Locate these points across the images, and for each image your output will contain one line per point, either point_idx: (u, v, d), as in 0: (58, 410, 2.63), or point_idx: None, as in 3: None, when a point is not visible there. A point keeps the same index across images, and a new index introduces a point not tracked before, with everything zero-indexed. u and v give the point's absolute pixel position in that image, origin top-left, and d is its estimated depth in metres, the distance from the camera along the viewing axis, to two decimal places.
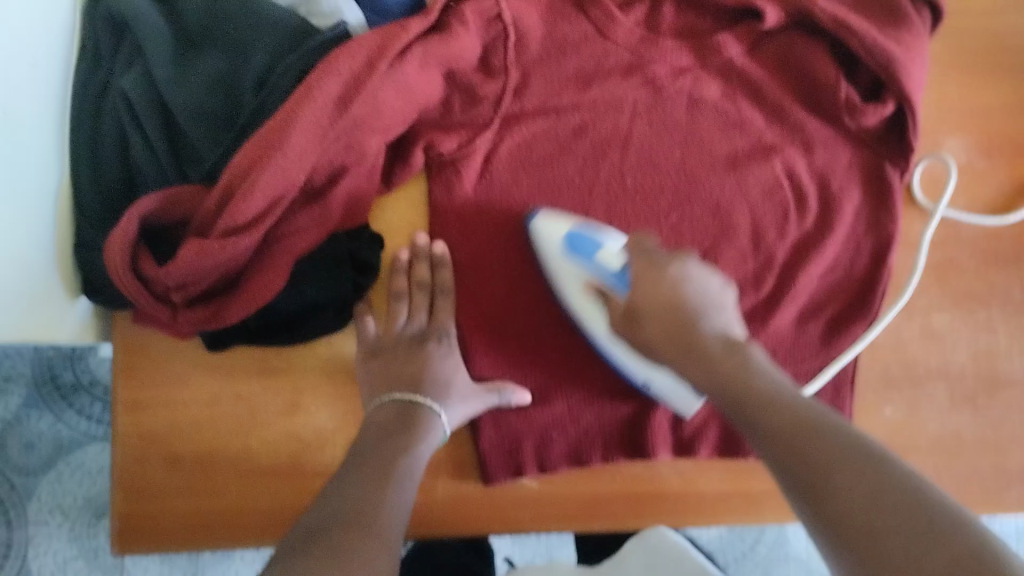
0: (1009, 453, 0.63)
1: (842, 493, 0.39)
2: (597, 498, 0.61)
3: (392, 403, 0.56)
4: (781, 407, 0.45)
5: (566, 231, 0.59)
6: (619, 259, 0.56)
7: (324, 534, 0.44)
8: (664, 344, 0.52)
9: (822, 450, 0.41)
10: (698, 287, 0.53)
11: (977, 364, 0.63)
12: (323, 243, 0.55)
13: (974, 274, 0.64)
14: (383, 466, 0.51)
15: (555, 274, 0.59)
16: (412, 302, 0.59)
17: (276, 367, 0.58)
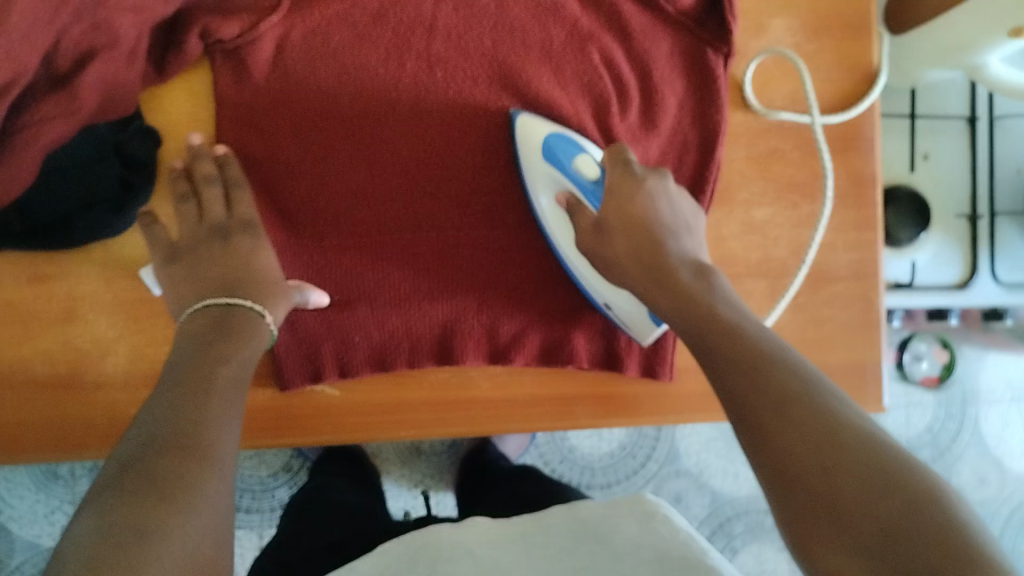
0: (831, 349, 0.62)
1: (795, 424, 0.35)
2: (405, 404, 0.60)
3: (206, 311, 0.49)
4: (740, 335, 0.41)
5: (546, 134, 0.57)
6: (594, 169, 0.56)
7: (149, 467, 0.37)
8: (631, 262, 0.51)
9: (774, 375, 0.37)
10: (670, 205, 0.53)
11: (800, 259, 0.62)
12: (80, 134, 0.51)
13: (800, 163, 0.62)
14: (203, 373, 0.43)
15: (530, 179, 0.58)
16: (205, 202, 0.55)
17: (45, 273, 0.55)
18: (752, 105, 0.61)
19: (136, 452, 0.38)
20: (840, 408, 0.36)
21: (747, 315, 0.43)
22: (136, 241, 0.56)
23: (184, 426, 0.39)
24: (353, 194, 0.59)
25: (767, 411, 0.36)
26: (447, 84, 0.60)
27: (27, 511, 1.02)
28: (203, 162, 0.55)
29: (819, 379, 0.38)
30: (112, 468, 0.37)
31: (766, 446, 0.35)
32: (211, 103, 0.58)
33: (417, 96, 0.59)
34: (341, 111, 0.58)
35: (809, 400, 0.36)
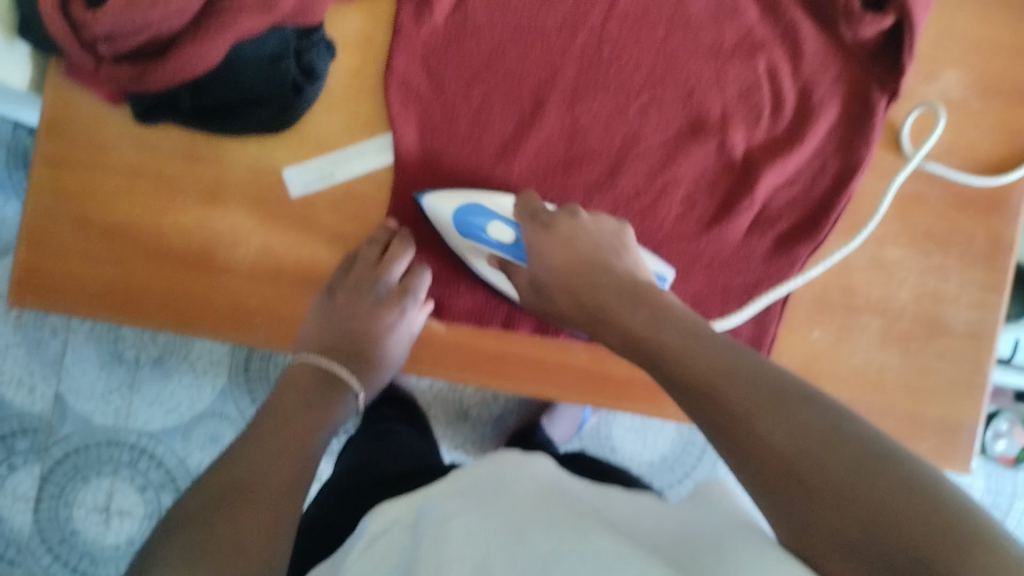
0: (929, 403, 0.62)
1: (765, 441, 0.36)
2: (504, 356, 0.61)
3: (312, 368, 0.59)
4: (690, 360, 0.42)
5: (456, 211, 0.57)
6: (507, 231, 0.57)
7: (218, 515, 0.44)
8: (579, 312, 0.53)
9: (734, 397, 0.38)
10: (592, 236, 0.55)
11: (918, 307, 0.62)
12: (269, 31, 0.53)
13: (938, 214, 0.62)
14: (276, 437, 0.53)
15: (460, 250, 0.59)
16: (378, 277, 0.59)
17: (203, 155, 0.57)
18: (904, 150, 0.61)
19: (223, 498, 0.45)
20: (808, 406, 0.36)
21: (688, 330, 0.45)
22: (290, 144, 0.58)
23: (264, 475, 0.48)
24: (493, 145, 0.60)
25: (744, 429, 0.37)
26: (611, 61, 0.61)
27: (86, 386, 0.99)
28: (396, 265, 0.59)
29: (780, 379, 0.39)
30: (194, 512, 0.44)
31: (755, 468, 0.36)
32: (388, 30, 0.59)
33: (580, 67, 0.61)
34: (503, 66, 0.60)
35: (769, 412, 0.37)
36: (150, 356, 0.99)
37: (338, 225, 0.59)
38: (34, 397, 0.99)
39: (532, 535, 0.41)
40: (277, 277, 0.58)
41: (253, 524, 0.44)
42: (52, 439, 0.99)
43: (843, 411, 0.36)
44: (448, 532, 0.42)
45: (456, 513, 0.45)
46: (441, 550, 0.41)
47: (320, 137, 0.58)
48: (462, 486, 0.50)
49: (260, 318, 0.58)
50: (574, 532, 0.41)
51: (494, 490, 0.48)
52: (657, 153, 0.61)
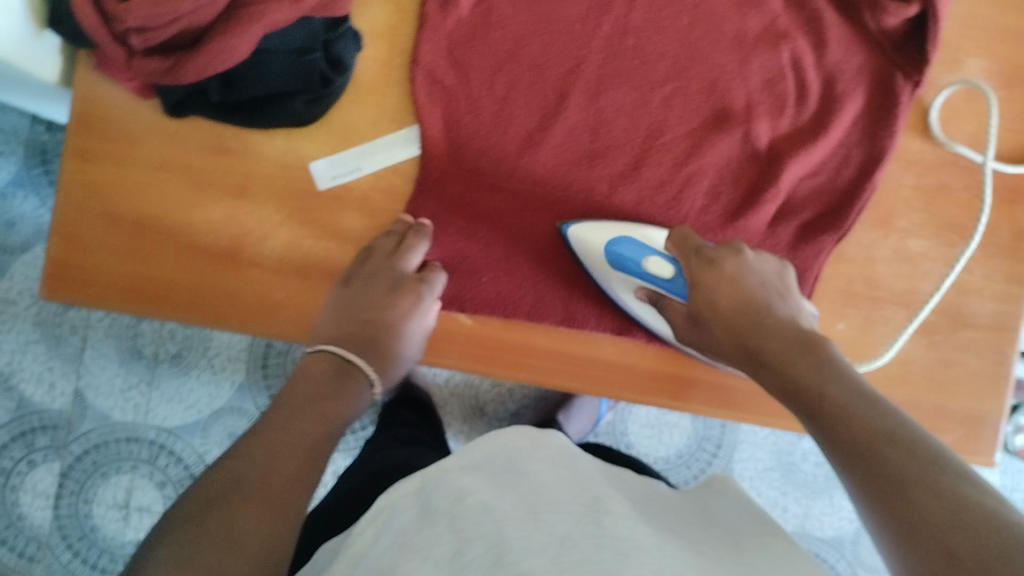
0: (955, 395, 0.62)
1: (924, 507, 0.34)
2: (527, 348, 0.61)
3: (331, 357, 0.55)
4: (861, 417, 0.40)
5: (609, 244, 0.57)
6: (668, 267, 0.56)
7: (223, 503, 0.41)
8: (732, 349, 0.51)
9: (900, 461, 0.36)
10: (757, 278, 0.53)
11: (944, 298, 0.62)
12: (297, 25, 0.53)
13: (964, 204, 0.61)
14: (285, 425, 0.49)
15: (608, 280, 0.59)
16: (393, 266, 0.57)
17: (231, 148, 0.57)
18: (935, 134, 0.61)
19: (231, 486, 0.43)
20: (967, 489, 0.34)
21: (865, 391, 0.42)
22: (316, 136, 0.58)
23: (264, 471, 0.44)
24: (517, 136, 0.60)
25: (879, 480, 0.36)
26: (635, 52, 0.61)
27: (105, 383, 0.99)
28: (411, 256, 0.57)
29: (950, 459, 0.36)
30: (202, 499, 0.42)
31: (874, 485, 0.36)
32: (413, 22, 0.60)
33: (604, 57, 0.61)
34: (527, 57, 0.60)
35: (928, 477, 0.35)
36: (169, 352, 1.00)
37: (364, 218, 0.59)
38: (53, 393, 0.99)
39: (549, 516, 0.41)
40: (304, 269, 0.58)
41: (247, 526, 0.40)
42: (71, 435, 0.98)
43: (998, 495, 0.34)
44: (466, 515, 0.42)
45: (472, 493, 0.45)
46: (458, 531, 0.41)
47: (346, 130, 0.58)
48: (473, 456, 0.50)
49: (286, 311, 0.58)
50: (591, 515, 0.42)
51: (514, 466, 0.48)
52: (680, 144, 0.61)
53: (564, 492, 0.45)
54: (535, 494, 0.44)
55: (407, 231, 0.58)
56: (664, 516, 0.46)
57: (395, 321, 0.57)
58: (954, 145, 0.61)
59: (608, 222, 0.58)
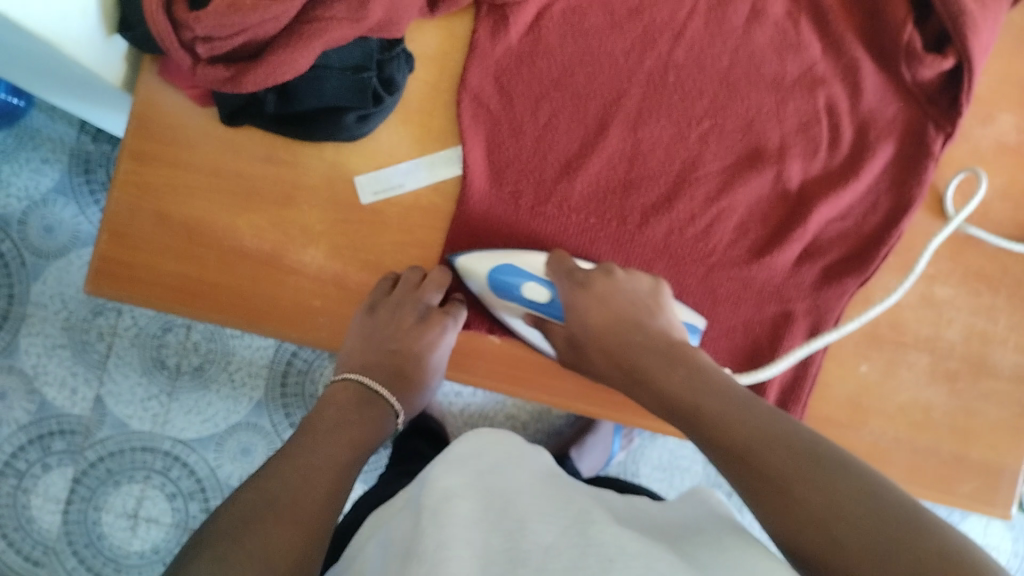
0: (975, 443, 0.62)
1: (809, 515, 0.36)
2: (551, 370, 0.61)
3: (355, 385, 0.61)
4: (728, 422, 0.42)
5: (489, 272, 0.59)
6: (545, 292, 0.58)
7: (259, 523, 0.44)
8: (613, 367, 0.54)
9: (779, 467, 0.38)
10: (629, 293, 0.56)
11: (967, 346, 0.62)
12: (354, 43, 0.56)
13: (990, 254, 0.63)
14: (315, 450, 0.52)
15: (495, 309, 0.61)
16: (417, 301, 0.60)
17: (280, 157, 0.59)
18: (949, 215, 0.62)
19: (263, 507, 0.45)
20: (839, 476, 0.37)
21: (730, 393, 0.44)
22: (361, 151, 0.60)
23: (296, 493, 0.47)
24: (555, 163, 0.62)
25: (770, 490, 0.38)
26: (675, 88, 0.63)
27: (126, 391, 0.99)
28: (434, 292, 0.60)
29: (815, 450, 0.39)
30: (236, 517, 0.44)
31: (758, 491, 0.39)
32: (463, 48, 0.62)
33: (645, 92, 0.63)
34: (571, 87, 0.62)
35: (811, 477, 0.37)
36: (192, 364, 1.00)
37: (403, 232, 0.61)
38: (74, 399, 0.98)
39: (535, 526, 0.42)
40: (341, 278, 0.60)
41: (282, 548, 0.43)
42: (89, 441, 0.98)
43: (875, 480, 0.37)
44: (450, 512, 0.44)
45: (461, 494, 0.47)
46: (442, 526, 0.43)
47: (392, 147, 0.60)
48: (462, 453, 0.53)
49: (321, 318, 0.60)
50: (576, 527, 0.42)
51: (494, 466, 0.51)
52: (714, 180, 0.62)
53: (550, 507, 0.45)
54: (520, 500, 0.46)
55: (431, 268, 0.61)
56: (645, 527, 0.46)
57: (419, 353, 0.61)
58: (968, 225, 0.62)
59: (487, 249, 0.60)
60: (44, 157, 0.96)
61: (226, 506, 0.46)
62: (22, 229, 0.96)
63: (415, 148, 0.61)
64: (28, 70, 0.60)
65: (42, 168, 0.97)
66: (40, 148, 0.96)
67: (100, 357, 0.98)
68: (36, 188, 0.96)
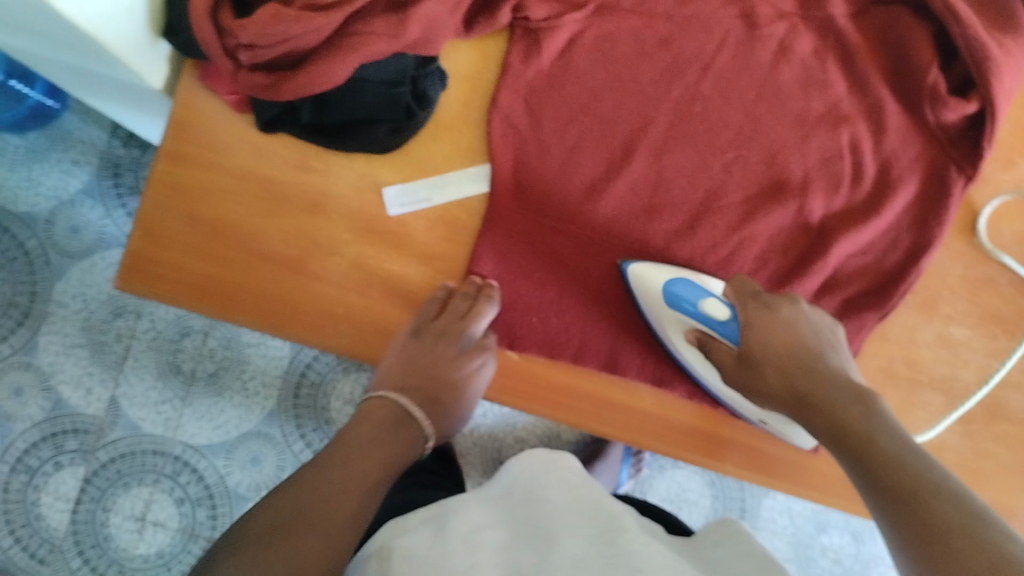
0: (988, 485, 0.62)
1: (964, 571, 0.35)
2: (567, 389, 0.62)
3: (391, 405, 0.62)
4: (912, 467, 0.42)
5: (663, 282, 0.59)
6: (724, 309, 0.57)
7: (288, 531, 0.48)
8: (780, 387, 0.52)
9: (946, 519, 0.38)
10: (808, 326, 0.55)
11: (982, 388, 0.62)
12: (392, 58, 0.58)
13: (1008, 297, 0.63)
14: (351, 467, 0.55)
15: (656, 319, 0.61)
16: (461, 330, 0.60)
17: (311, 166, 0.60)
18: (982, 241, 0.63)
19: (291, 516, 0.49)
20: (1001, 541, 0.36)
21: (912, 444, 0.44)
22: (391, 163, 0.61)
23: (326, 504, 0.51)
24: (581, 186, 0.63)
25: (950, 557, 0.36)
26: (702, 118, 0.64)
27: (140, 394, 1.00)
28: (478, 323, 0.60)
29: (986, 515, 0.38)
30: (267, 525, 0.48)
31: (936, 554, 0.37)
32: (496, 69, 0.64)
33: (672, 120, 0.64)
34: (599, 112, 0.64)
35: (992, 550, 0.36)
36: (207, 370, 1.01)
37: (428, 245, 0.62)
38: (89, 398, 0.99)
39: (564, 537, 0.44)
40: (365, 288, 0.61)
41: (309, 557, 0.47)
42: (100, 442, 0.99)
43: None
44: (483, 540, 0.46)
45: (490, 525, 0.48)
46: (472, 551, 0.44)
47: (422, 161, 0.61)
48: (489, 492, 0.54)
49: (343, 327, 0.60)
50: (604, 535, 0.45)
51: (528, 495, 0.52)
52: (736, 210, 0.63)
53: (578, 517, 0.47)
54: (551, 517, 0.47)
55: (479, 295, 0.61)
56: (672, 550, 0.48)
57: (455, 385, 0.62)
58: (1000, 254, 0.63)
59: (662, 264, 0.61)
60: (75, 160, 0.99)
61: (257, 510, 0.50)
62: (50, 229, 0.98)
63: (444, 163, 0.62)
64: (72, 70, 0.62)
65: (73, 170, 0.99)
66: (71, 150, 0.99)
67: (117, 358, 1.00)
68: (66, 190, 0.98)
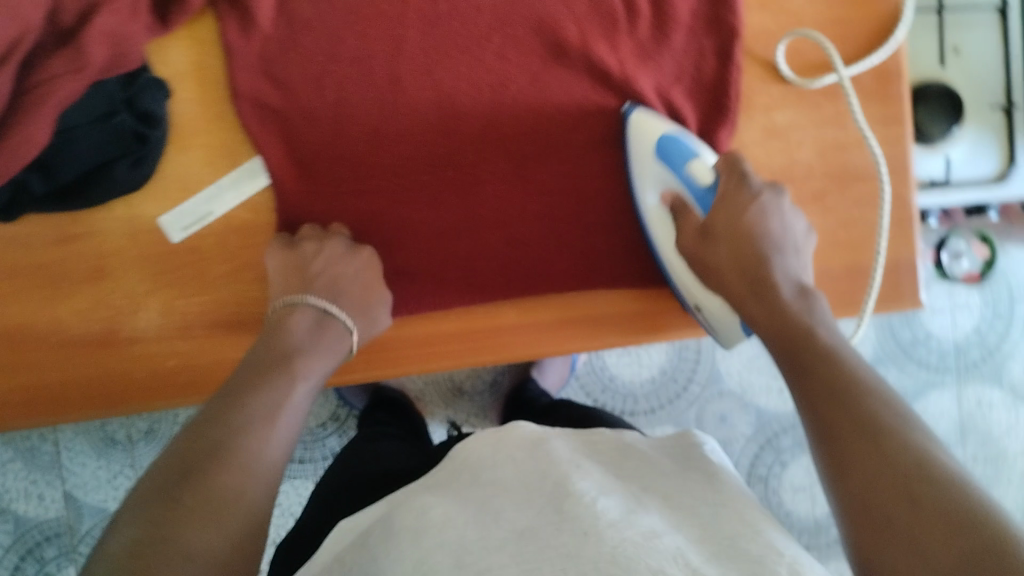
0: (863, 251, 0.61)
1: (895, 463, 0.37)
2: (430, 337, 0.61)
3: (304, 309, 0.55)
4: (837, 361, 0.44)
5: (664, 133, 0.56)
6: (710, 175, 0.55)
7: (196, 470, 0.42)
8: (734, 275, 0.53)
9: (885, 412, 0.40)
10: (780, 222, 0.54)
11: (825, 161, 0.60)
12: (93, 90, 0.53)
13: (819, 62, 0.60)
14: (274, 384, 0.49)
15: (640, 174, 0.58)
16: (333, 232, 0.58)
17: (71, 234, 0.56)
18: (793, 78, 0.59)
19: (202, 454, 0.43)
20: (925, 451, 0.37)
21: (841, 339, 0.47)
22: (152, 197, 0.57)
23: (240, 433, 0.45)
24: (358, 134, 0.58)
25: (875, 501, 0.36)
26: (452, 15, 0.59)
27: (90, 479, 0.97)
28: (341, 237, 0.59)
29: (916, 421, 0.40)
30: (172, 470, 0.42)
31: (869, 500, 0.37)
32: (217, 54, 0.58)
33: (425, 30, 0.59)
34: (348, 56, 0.58)
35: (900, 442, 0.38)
36: (141, 430, 0.97)
37: (229, 261, 0.58)
38: (45, 504, 0.96)
39: (508, 515, 0.42)
40: (187, 328, 0.58)
41: (229, 496, 0.41)
42: (76, 537, 0.96)
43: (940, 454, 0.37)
44: (436, 522, 0.42)
45: (454, 509, 0.43)
46: (417, 540, 0.41)
47: (186, 180, 0.57)
48: (436, 480, 0.50)
49: (182, 377, 0.58)
50: (551, 503, 0.41)
51: (475, 479, 0.47)
52: (524, 92, 0.59)
53: (532, 483, 0.44)
54: (522, 499, 0.43)
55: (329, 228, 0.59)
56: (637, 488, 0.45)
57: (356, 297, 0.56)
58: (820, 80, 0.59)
59: (665, 117, 0.58)
60: None
61: (162, 458, 0.44)
62: None
63: (208, 172, 0.58)
64: None
65: None
66: None
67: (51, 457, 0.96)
68: None
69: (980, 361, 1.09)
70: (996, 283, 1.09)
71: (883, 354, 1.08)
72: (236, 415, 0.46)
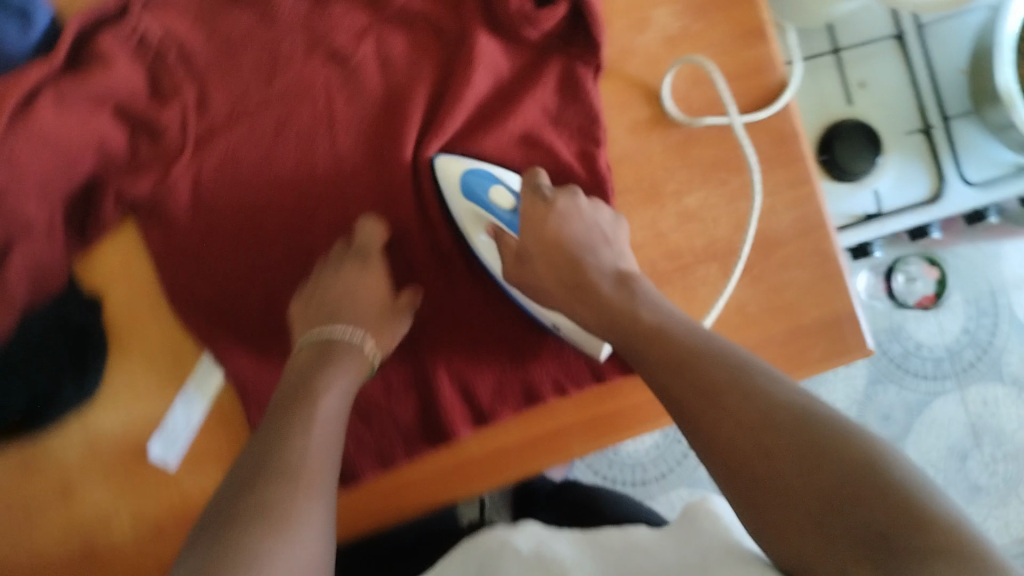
0: (801, 311, 0.61)
1: (731, 415, 0.39)
2: (407, 484, 0.61)
3: (308, 346, 0.55)
4: (674, 338, 0.44)
5: (466, 169, 0.58)
6: (509, 199, 0.57)
7: (246, 493, 0.42)
8: (555, 284, 0.53)
9: (715, 372, 0.41)
10: (585, 222, 0.55)
11: (745, 232, 0.61)
12: (26, 317, 0.57)
13: (716, 141, 0.62)
14: (298, 411, 0.49)
15: (460, 217, 0.59)
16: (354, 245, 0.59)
17: (33, 456, 0.58)
18: (673, 114, 0.61)
19: (248, 478, 0.43)
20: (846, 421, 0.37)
21: (677, 316, 0.47)
22: (103, 406, 0.59)
23: (283, 451, 0.45)
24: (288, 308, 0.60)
25: (738, 459, 0.38)
26: (360, 172, 0.60)
27: None
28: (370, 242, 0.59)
29: (748, 363, 0.41)
30: (221, 500, 0.43)
31: (739, 451, 0.38)
32: (143, 256, 0.60)
33: (335, 194, 0.60)
34: (270, 233, 0.60)
35: (744, 387, 0.39)
36: None
37: (189, 452, 0.59)
38: None
39: None
40: (159, 528, 0.58)
41: (288, 511, 0.42)
42: None
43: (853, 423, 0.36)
44: None
45: None
46: None
47: (134, 382, 0.59)
48: None
49: None
50: None
51: None
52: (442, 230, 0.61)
53: None
54: None
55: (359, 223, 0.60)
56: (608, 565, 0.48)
57: (348, 311, 0.56)
58: (699, 119, 0.61)
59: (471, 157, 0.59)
60: None
61: (214, 495, 0.44)
62: None
63: (154, 370, 0.59)
64: None
65: None
66: None
67: None
68: None
69: (977, 361, 1.08)
70: (970, 280, 1.09)
71: (878, 374, 1.08)
72: (275, 437, 0.46)
